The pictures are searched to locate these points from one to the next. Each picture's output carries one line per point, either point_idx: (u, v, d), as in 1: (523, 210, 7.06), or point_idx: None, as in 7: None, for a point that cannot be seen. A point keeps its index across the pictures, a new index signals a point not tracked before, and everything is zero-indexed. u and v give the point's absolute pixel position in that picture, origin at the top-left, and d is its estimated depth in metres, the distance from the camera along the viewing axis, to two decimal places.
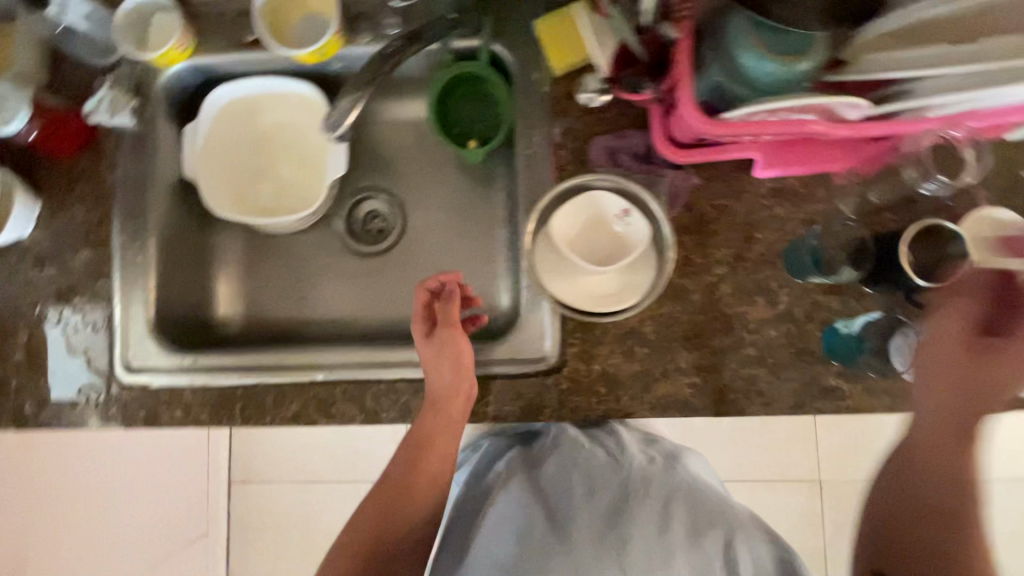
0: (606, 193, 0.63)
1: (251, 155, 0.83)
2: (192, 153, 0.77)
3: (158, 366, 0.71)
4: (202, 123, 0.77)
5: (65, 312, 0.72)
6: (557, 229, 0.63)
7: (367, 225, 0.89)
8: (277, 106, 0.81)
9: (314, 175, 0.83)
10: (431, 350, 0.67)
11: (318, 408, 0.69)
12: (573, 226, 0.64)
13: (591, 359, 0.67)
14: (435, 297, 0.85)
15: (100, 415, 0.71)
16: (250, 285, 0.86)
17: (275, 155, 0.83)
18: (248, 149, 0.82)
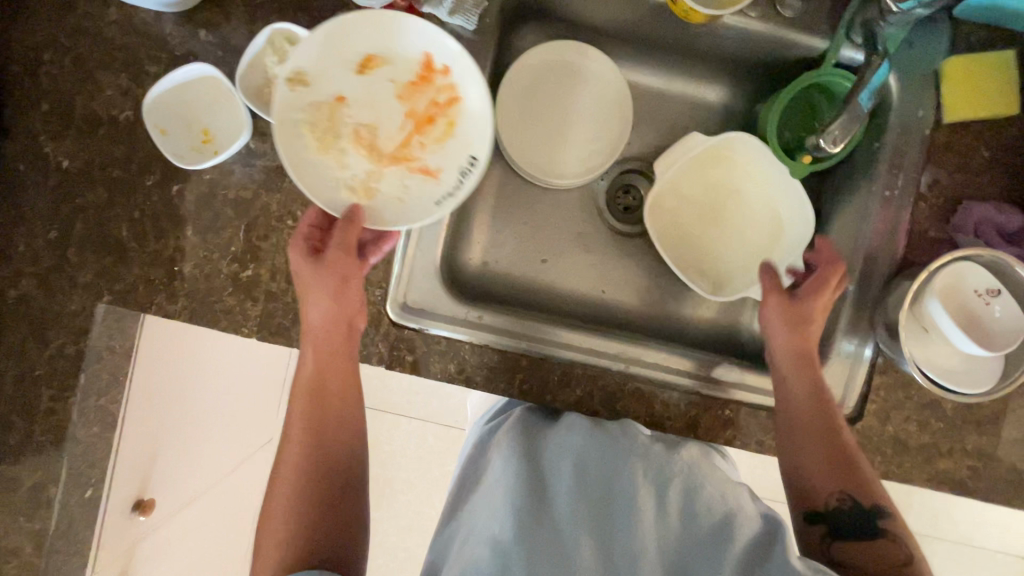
0: (978, 268, 0.61)
1: (703, 211, 0.78)
2: (508, 81, 0.74)
3: (438, 312, 0.65)
4: (529, 58, 0.74)
5: (341, 225, 0.63)
6: (935, 289, 0.61)
7: (621, 201, 0.80)
8: (601, 71, 0.75)
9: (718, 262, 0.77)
10: (329, 259, 0.57)
11: (603, 399, 0.65)
12: (942, 294, 0.61)
13: (887, 420, 0.66)
14: (677, 293, 0.78)
15: (361, 350, 0.63)
16: (496, 234, 0.77)
17: (696, 219, 0.78)
18: (548, 103, 0.76)
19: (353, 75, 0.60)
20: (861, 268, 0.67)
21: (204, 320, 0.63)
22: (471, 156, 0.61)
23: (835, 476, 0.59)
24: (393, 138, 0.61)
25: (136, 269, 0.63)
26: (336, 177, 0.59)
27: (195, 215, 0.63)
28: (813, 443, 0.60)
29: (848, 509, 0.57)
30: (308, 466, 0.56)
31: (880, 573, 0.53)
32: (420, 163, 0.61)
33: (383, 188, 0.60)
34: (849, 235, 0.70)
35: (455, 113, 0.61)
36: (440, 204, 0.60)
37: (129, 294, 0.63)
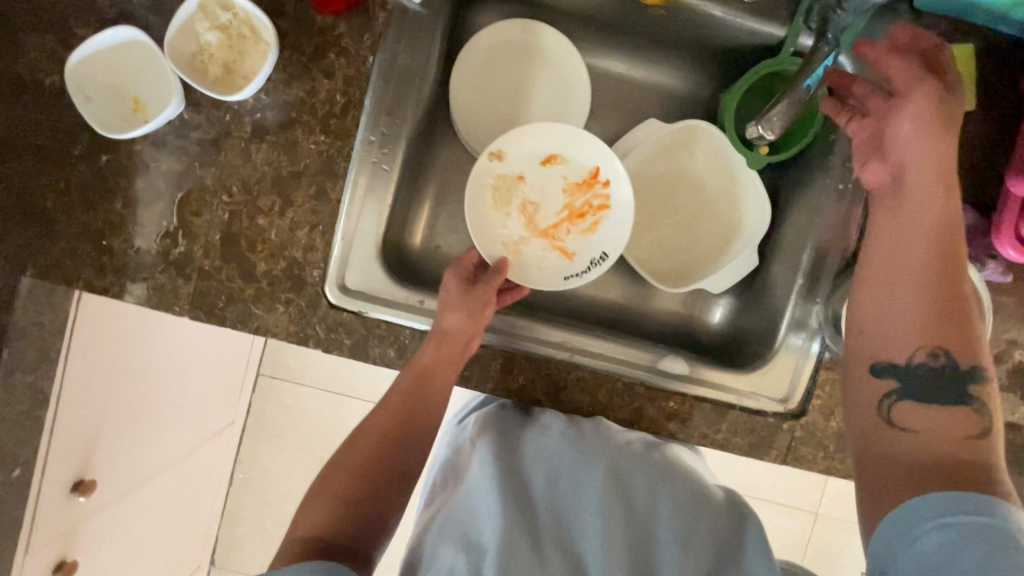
0: None
1: (661, 198, 0.76)
2: (462, 59, 0.71)
3: (378, 295, 0.63)
4: (485, 36, 0.71)
5: (278, 202, 0.61)
6: None
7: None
8: (559, 53, 0.73)
9: (675, 255, 0.76)
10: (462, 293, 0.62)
11: (546, 388, 0.64)
12: None
13: (831, 417, 0.66)
14: (632, 283, 0.77)
15: (298, 332, 0.62)
16: (449, 218, 0.75)
17: (657, 211, 0.76)
18: (505, 84, 0.74)
19: (538, 165, 0.68)
20: (810, 262, 0.67)
21: (132, 298, 0.61)
22: (605, 253, 0.67)
23: (924, 322, 0.49)
24: (556, 211, 0.69)
25: (61, 243, 0.60)
26: (496, 232, 0.68)
27: (125, 187, 0.60)
28: (903, 288, 0.50)
29: (939, 365, 0.48)
30: (390, 432, 0.60)
31: (934, 439, 0.47)
32: (560, 244, 0.68)
33: (526, 251, 0.68)
34: (802, 229, 0.69)
35: (603, 215, 0.67)
36: (568, 280, 0.67)
37: (53, 269, 0.60)
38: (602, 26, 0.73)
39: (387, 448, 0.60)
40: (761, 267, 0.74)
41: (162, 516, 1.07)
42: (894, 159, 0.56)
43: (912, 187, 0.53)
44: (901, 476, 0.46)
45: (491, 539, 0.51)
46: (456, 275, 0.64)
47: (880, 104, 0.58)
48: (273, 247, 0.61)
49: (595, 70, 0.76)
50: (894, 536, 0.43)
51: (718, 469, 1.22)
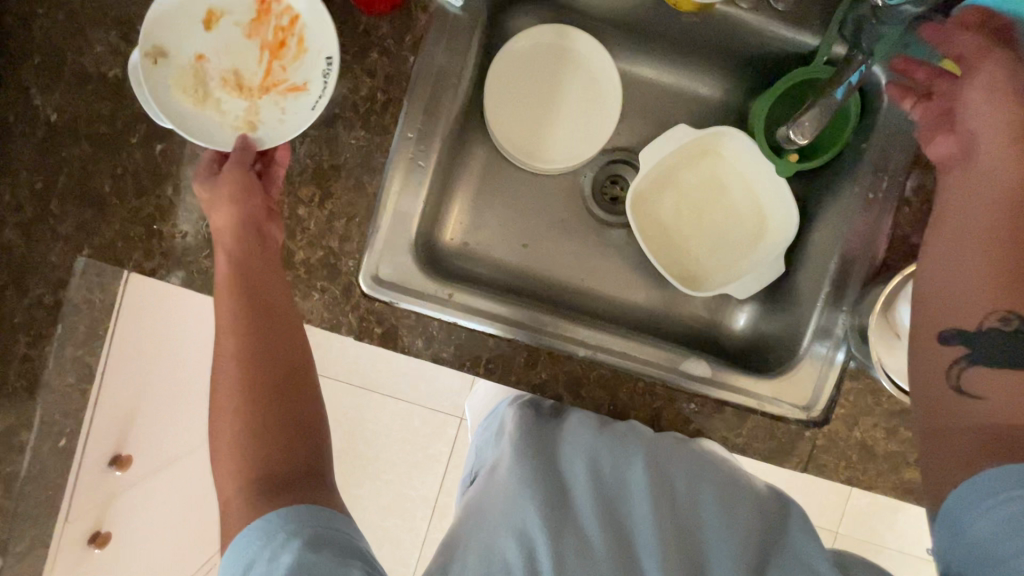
0: None
1: (689, 202, 0.77)
2: (498, 61, 0.73)
3: (410, 287, 0.65)
4: (521, 40, 0.73)
5: (318, 194, 0.64)
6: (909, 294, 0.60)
7: (609, 191, 0.80)
8: (593, 56, 0.75)
9: (700, 260, 0.77)
10: (206, 191, 0.61)
11: (568, 383, 0.65)
12: None
13: (854, 425, 0.66)
14: (657, 286, 0.78)
15: (331, 319, 0.64)
16: (479, 216, 0.77)
17: (684, 215, 0.77)
18: (538, 86, 0.76)
19: (200, 32, 0.60)
20: (837, 271, 0.67)
21: (177, 280, 0.64)
22: (326, 59, 0.59)
23: (1006, 281, 0.46)
24: (259, 72, 0.61)
25: (115, 226, 0.64)
26: (222, 124, 0.60)
27: (177, 174, 0.64)
28: (979, 250, 0.47)
29: (1012, 329, 0.45)
30: (258, 377, 0.52)
31: (1012, 403, 0.44)
32: (287, 84, 0.61)
33: (264, 119, 0.60)
34: (830, 237, 0.69)
35: (303, 30, 0.60)
36: (315, 107, 0.59)
37: (107, 249, 0.64)
38: (636, 31, 0.74)
39: (274, 372, 0.53)
40: (787, 274, 0.74)
41: (178, 501, 1.06)
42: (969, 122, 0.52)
43: (985, 151, 0.50)
44: (966, 448, 0.45)
45: (540, 534, 0.49)
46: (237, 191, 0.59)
47: (950, 86, 0.56)
48: (311, 237, 0.64)
49: (627, 74, 0.78)
50: (963, 509, 0.43)
51: None
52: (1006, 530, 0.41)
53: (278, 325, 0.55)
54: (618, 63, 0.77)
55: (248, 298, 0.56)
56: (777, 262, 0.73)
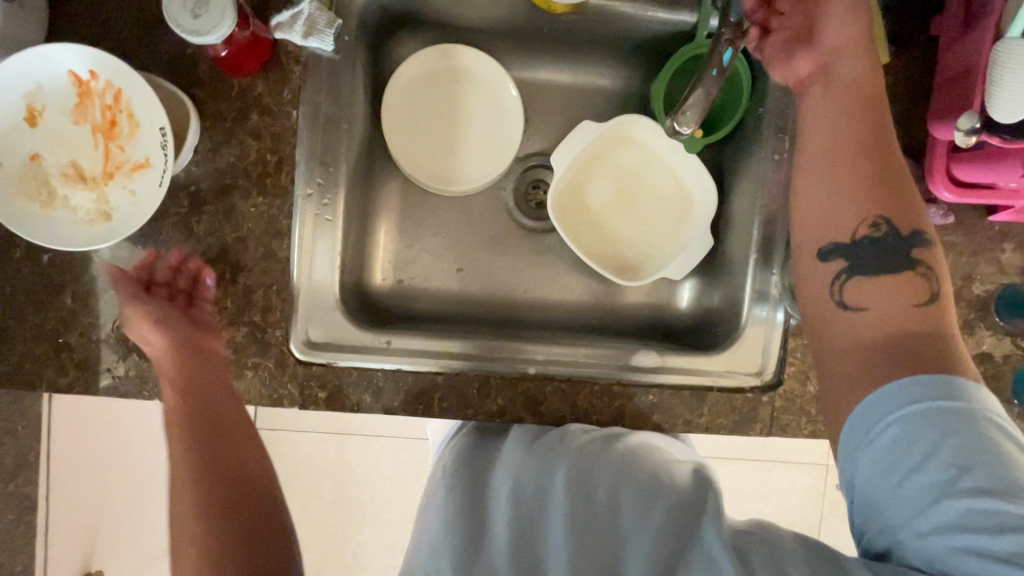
0: None
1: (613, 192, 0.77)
2: (389, 93, 0.72)
3: (347, 344, 0.64)
4: (409, 67, 0.71)
5: (228, 270, 0.61)
6: None
7: (532, 197, 0.79)
8: (486, 70, 0.73)
9: (635, 249, 0.77)
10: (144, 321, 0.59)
11: (527, 403, 0.65)
12: None
13: (808, 381, 0.67)
14: (598, 282, 0.78)
15: (271, 395, 0.61)
16: (406, 251, 0.75)
17: (609, 209, 0.77)
18: (437, 110, 0.74)
19: (26, 131, 0.53)
20: (761, 235, 0.68)
21: (99, 390, 0.60)
22: (161, 128, 0.53)
23: (868, 191, 0.53)
24: (98, 157, 0.54)
25: (17, 349, 0.60)
26: (73, 223, 0.54)
27: (74, 281, 0.60)
28: (846, 165, 0.54)
29: (881, 234, 0.52)
30: (212, 475, 0.59)
31: (893, 302, 0.51)
32: (130, 164, 0.55)
33: (116, 205, 0.54)
34: (748, 202, 0.70)
35: (129, 103, 0.53)
36: (163, 183, 0.53)
37: (14, 376, 0.59)
38: (521, 37, 0.73)
39: (211, 473, 0.59)
40: (719, 245, 0.75)
41: None
42: (827, 45, 0.58)
43: (844, 68, 0.57)
44: (856, 357, 0.50)
45: None
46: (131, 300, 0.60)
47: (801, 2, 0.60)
48: (230, 315, 0.61)
49: (524, 80, 0.77)
50: (865, 428, 0.47)
51: (723, 443, 1.23)
52: (899, 444, 0.45)
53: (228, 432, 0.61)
54: (513, 71, 0.76)
55: (200, 409, 0.61)
56: (706, 236, 0.73)
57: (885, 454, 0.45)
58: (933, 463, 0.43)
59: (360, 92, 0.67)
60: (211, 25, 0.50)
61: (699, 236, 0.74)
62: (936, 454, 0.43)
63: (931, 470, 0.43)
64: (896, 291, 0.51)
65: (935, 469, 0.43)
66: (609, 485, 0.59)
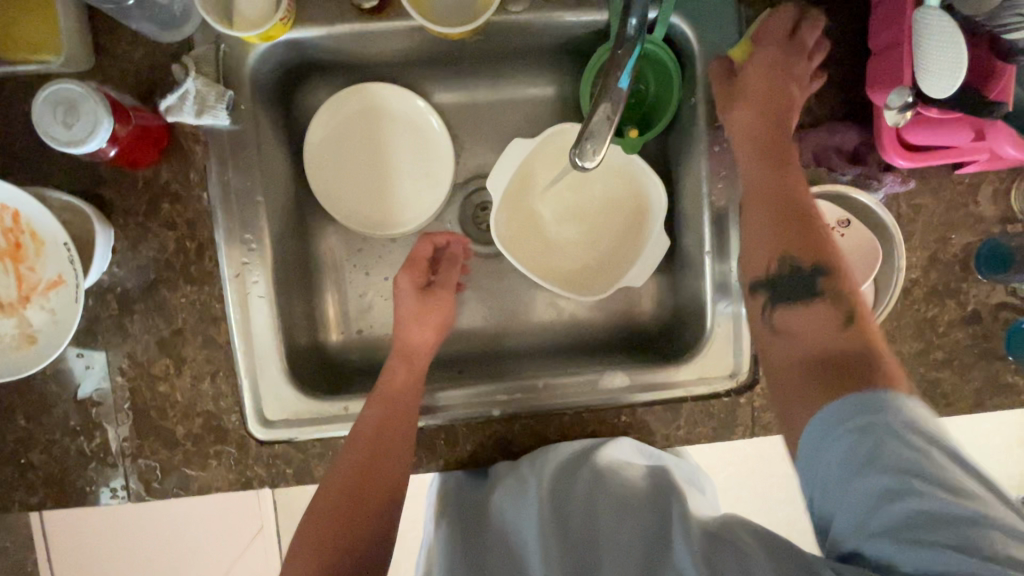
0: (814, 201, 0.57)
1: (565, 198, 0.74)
2: (308, 146, 0.69)
3: (303, 417, 0.62)
4: (323, 115, 0.68)
5: (172, 364, 0.60)
6: None
7: (480, 220, 0.76)
8: (403, 102, 0.70)
9: (590, 258, 0.74)
10: (417, 301, 0.66)
11: (497, 445, 0.63)
12: None
13: None
14: (560, 299, 0.75)
15: (239, 479, 0.61)
16: (359, 300, 0.73)
17: (559, 222, 0.74)
18: (362, 152, 0.71)
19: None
20: (716, 230, 0.64)
21: (71, 502, 0.60)
22: (64, 243, 0.51)
23: (778, 228, 0.53)
24: (12, 282, 0.53)
25: None
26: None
27: (24, 400, 0.60)
28: (755, 208, 0.54)
29: (798, 271, 0.51)
30: (358, 495, 0.57)
31: (814, 336, 0.49)
32: (44, 283, 0.53)
33: (37, 326, 0.53)
34: (697, 197, 0.66)
35: (28, 223, 0.52)
36: (77, 298, 0.52)
37: None
38: (435, 62, 0.69)
39: (378, 465, 0.57)
40: (677, 243, 0.72)
41: None
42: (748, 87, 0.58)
43: (740, 105, 0.58)
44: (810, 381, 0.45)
45: None
46: (413, 277, 0.67)
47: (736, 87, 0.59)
48: (184, 407, 0.60)
49: (448, 104, 0.73)
50: (814, 444, 0.42)
51: None
52: (847, 457, 0.40)
53: (398, 449, 0.58)
54: (435, 97, 0.73)
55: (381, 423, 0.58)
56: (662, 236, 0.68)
57: (834, 470, 0.40)
58: (881, 474, 0.38)
59: (272, 154, 0.64)
60: (84, 133, 0.47)
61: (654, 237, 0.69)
62: (884, 464, 0.38)
63: (879, 483, 0.38)
64: (821, 318, 0.49)
65: (889, 482, 0.38)
66: (585, 514, 0.58)
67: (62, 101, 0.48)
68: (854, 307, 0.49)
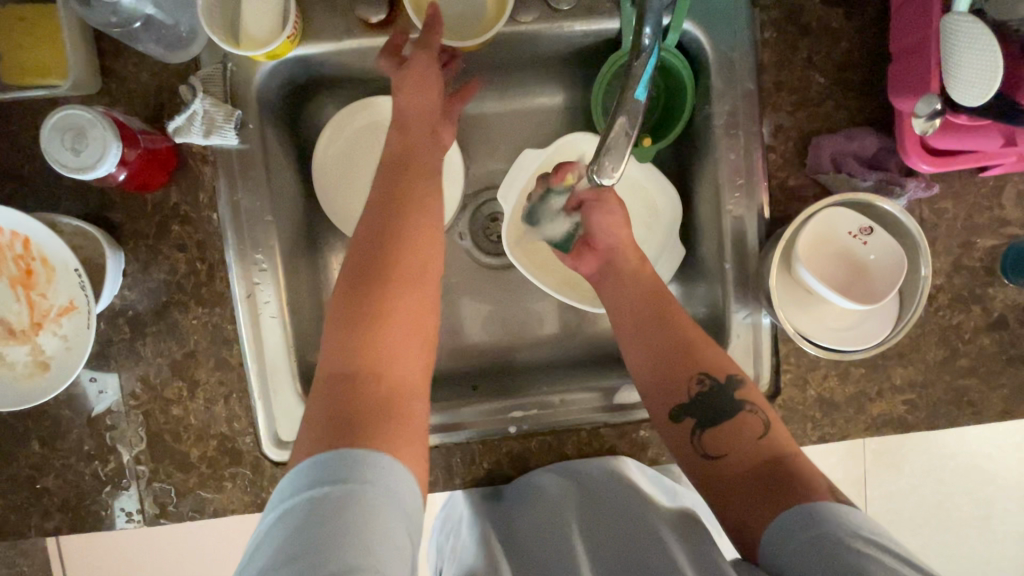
0: (834, 212, 0.55)
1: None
2: (318, 162, 0.68)
3: None
4: (332, 130, 0.68)
5: (185, 386, 0.59)
6: (801, 253, 0.56)
7: (492, 231, 0.75)
8: None
9: None
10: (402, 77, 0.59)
11: (514, 462, 0.62)
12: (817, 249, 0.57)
13: (807, 385, 0.63)
14: (574, 310, 0.74)
15: (254, 501, 0.60)
16: None
17: None
18: (371, 166, 0.70)
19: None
20: (733, 239, 0.63)
21: (87, 527, 0.60)
22: (75, 269, 0.51)
23: (684, 351, 0.58)
24: (23, 309, 0.53)
25: (1, 501, 0.60)
26: (13, 381, 0.52)
27: (38, 426, 0.59)
28: (631, 349, 0.60)
29: (707, 389, 0.56)
30: (359, 365, 0.49)
31: (718, 424, 0.55)
32: (56, 309, 0.53)
33: (50, 352, 0.53)
34: (713, 205, 0.65)
35: (38, 250, 0.51)
36: (89, 324, 0.51)
37: (4, 528, 0.60)
38: None
39: (391, 338, 0.52)
40: (692, 252, 0.70)
41: None
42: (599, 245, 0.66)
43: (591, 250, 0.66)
44: (753, 486, 0.50)
45: None
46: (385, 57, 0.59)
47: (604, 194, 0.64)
48: (198, 429, 0.60)
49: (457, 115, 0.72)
50: (812, 520, 0.45)
51: None
52: (836, 542, 0.43)
53: (410, 310, 0.54)
54: None
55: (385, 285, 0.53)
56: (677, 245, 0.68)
57: (819, 544, 0.43)
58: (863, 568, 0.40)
59: (281, 172, 0.63)
60: (94, 158, 0.47)
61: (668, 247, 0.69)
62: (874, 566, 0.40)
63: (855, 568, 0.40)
64: (669, 430, 0.57)
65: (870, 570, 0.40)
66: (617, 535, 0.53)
67: (71, 127, 0.47)
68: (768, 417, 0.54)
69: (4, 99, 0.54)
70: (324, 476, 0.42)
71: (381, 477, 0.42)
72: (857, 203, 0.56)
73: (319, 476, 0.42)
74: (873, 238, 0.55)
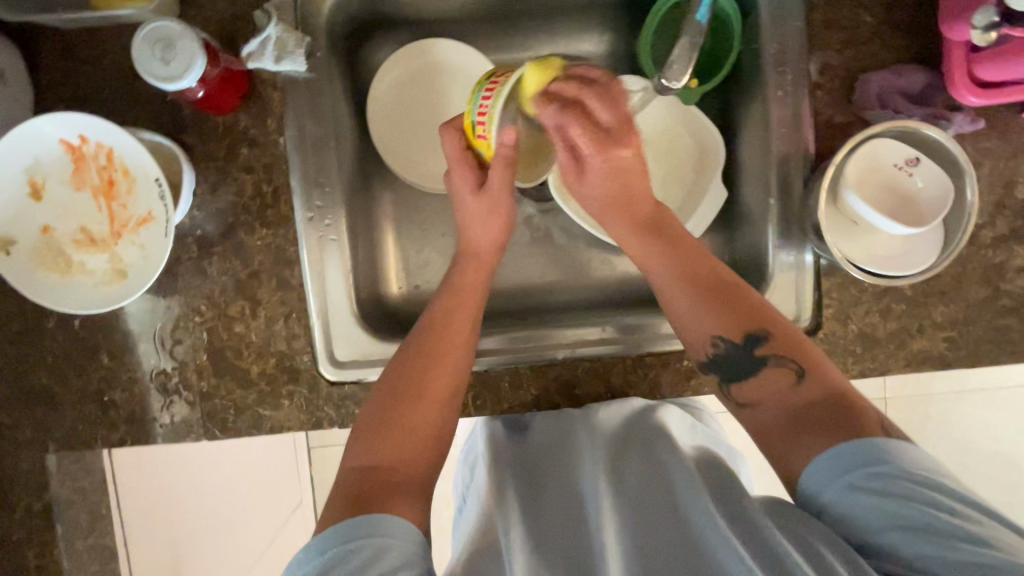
0: (882, 142, 0.57)
1: None
2: (373, 102, 0.70)
3: (372, 358, 0.64)
4: (387, 72, 0.70)
5: (248, 306, 0.62)
6: (850, 181, 0.58)
7: None
8: (464, 59, 0.71)
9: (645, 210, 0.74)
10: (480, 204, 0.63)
11: (561, 391, 0.64)
12: (867, 181, 0.58)
13: (849, 320, 0.64)
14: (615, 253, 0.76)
15: (310, 419, 0.62)
16: (417, 256, 0.75)
17: None
18: (423, 109, 0.73)
19: (33, 206, 0.55)
20: (778, 176, 0.64)
21: (149, 440, 0.62)
22: (156, 179, 0.53)
23: (702, 310, 0.55)
24: (105, 219, 0.56)
25: (70, 411, 0.62)
26: (92, 288, 0.55)
27: (108, 340, 0.62)
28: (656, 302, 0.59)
29: (724, 348, 0.53)
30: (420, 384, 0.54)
31: (758, 380, 0.52)
32: (136, 219, 0.56)
33: (128, 261, 0.55)
34: (758, 145, 0.67)
35: (121, 161, 0.54)
36: (167, 232, 0.54)
37: (72, 438, 0.62)
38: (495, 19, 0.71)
39: (451, 363, 0.56)
40: (734, 196, 0.72)
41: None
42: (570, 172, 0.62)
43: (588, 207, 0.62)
44: (792, 424, 0.48)
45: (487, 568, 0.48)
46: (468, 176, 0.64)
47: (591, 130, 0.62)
48: (258, 347, 0.62)
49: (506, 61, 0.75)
50: (877, 455, 0.43)
51: None
52: (903, 482, 0.41)
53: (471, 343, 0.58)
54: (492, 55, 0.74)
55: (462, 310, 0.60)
56: (721, 187, 0.70)
57: (882, 480, 0.42)
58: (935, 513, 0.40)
59: (340, 106, 0.66)
60: (181, 69, 0.50)
61: (712, 188, 0.70)
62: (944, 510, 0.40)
63: (927, 510, 0.40)
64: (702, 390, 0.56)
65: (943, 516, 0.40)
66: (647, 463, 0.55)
67: (162, 39, 0.50)
68: (802, 363, 0.50)
69: (92, 22, 0.57)
70: (357, 533, 0.42)
71: (408, 534, 0.43)
72: (905, 132, 0.58)
73: (352, 534, 0.42)
74: (922, 166, 0.57)
